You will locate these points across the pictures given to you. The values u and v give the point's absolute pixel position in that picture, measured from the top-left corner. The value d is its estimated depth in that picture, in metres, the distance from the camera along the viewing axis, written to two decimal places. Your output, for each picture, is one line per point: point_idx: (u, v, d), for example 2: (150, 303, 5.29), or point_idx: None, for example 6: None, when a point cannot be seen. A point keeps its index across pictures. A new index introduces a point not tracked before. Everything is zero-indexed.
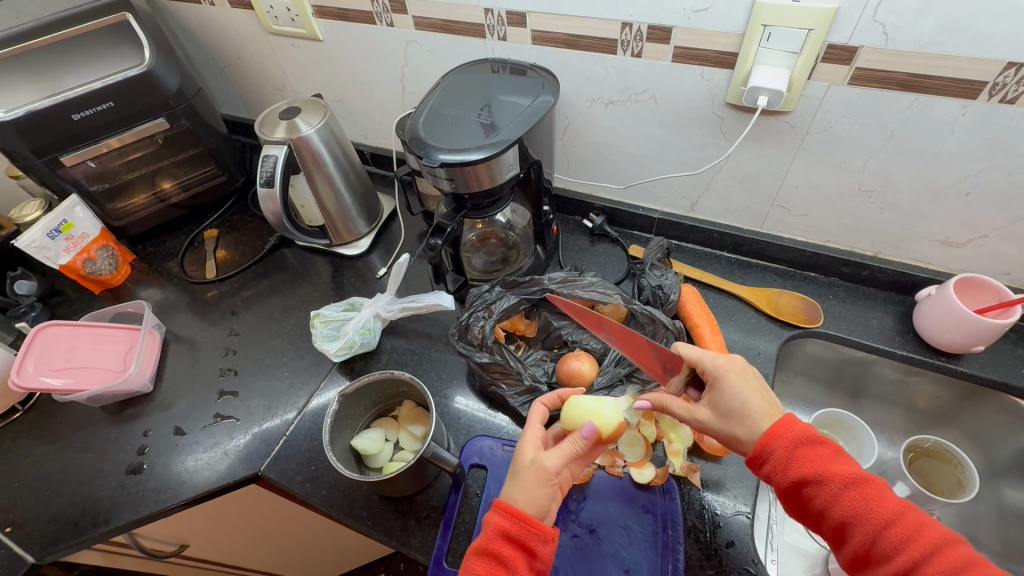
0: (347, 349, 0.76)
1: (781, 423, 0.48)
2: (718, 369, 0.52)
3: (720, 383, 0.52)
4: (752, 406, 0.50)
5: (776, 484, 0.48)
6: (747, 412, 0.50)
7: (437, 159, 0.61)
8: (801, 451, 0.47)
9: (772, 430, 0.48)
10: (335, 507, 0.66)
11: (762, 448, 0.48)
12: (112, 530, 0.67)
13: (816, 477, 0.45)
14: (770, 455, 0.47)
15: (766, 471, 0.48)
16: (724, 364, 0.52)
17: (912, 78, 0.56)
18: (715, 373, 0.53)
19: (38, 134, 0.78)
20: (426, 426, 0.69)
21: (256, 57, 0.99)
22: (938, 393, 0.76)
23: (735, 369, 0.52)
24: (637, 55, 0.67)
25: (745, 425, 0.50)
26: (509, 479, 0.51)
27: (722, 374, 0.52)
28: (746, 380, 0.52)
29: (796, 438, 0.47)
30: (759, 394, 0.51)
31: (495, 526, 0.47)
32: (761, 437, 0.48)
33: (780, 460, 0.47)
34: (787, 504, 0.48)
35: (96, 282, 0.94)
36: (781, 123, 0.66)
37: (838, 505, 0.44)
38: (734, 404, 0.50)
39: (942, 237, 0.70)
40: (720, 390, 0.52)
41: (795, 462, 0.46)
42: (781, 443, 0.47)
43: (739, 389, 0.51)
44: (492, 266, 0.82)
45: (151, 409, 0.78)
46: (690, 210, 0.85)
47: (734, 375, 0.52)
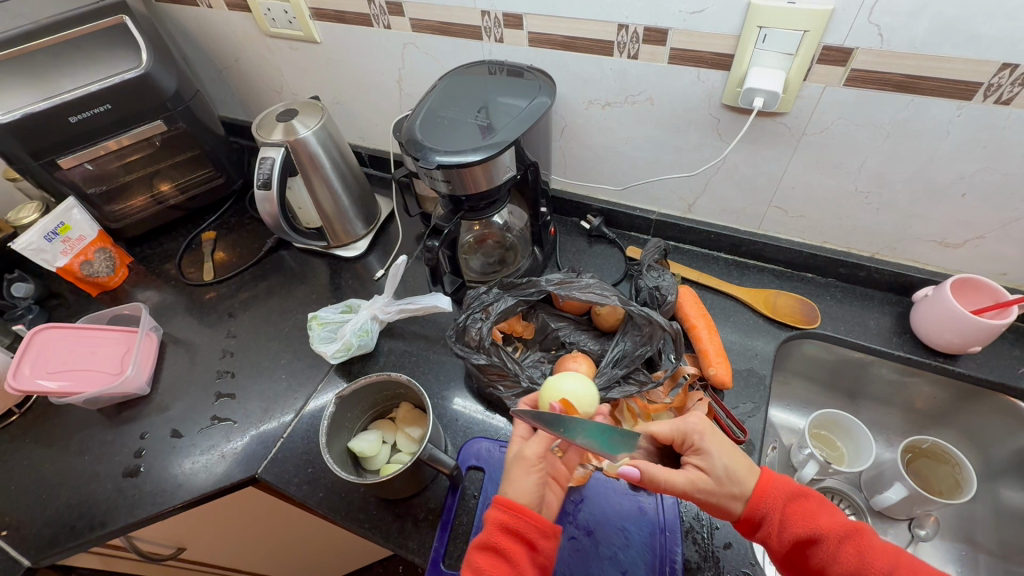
0: (344, 350, 0.76)
1: (767, 480, 0.49)
2: (697, 433, 0.52)
3: (704, 446, 0.51)
4: (737, 467, 0.50)
5: (771, 547, 0.49)
6: (729, 471, 0.50)
7: (434, 160, 0.62)
8: (793, 507, 0.48)
9: (761, 489, 0.49)
10: (332, 509, 0.66)
11: (757, 512, 0.48)
12: (108, 534, 0.67)
13: (813, 536, 0.47)
14: (766, 517, 0.48)
15: (763, 534, 0.49)
16: (700, 424, 0.52)
17: (907, 79, 0.56)
18: (696, 437, 0.52)
19: (34, 137, 0.78)
20: (423, 428, 0.69)
21: (253, 59, 0.99)
22: (936, 393, 0.76)
23: (711, 429, 0.52)
24: (634, 57, 0.67)
25: (734, 487, 0.49)
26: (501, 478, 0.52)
27: (704, 437, 0.52)
28: (720, 441, 0.51)
29: (785, 496, 0.49)
30: (736, 454, 0.51)
31: (492, 521, 0.48)
32: (752, 502, 0.48)
33: (776, 522, 0.48)
34: (782, 561, 0.49)
35: (93, 284, 0.94)
36: (777, 125, 0.66)
37: (837, 562, 0.46)
38: (721, 467, 0.50)
39: (939, 238, 0.70)
40: (704, 453, 0.51)
41: (789, 522, 0.48)
42: (774, 503, 0.48)
43: (719, 450, 0.51)
44: (491, 267, 0.82)
45: (148, 411, 0.78)
46: (687, 212, 0.85)
47: (710, 435, 0.52)
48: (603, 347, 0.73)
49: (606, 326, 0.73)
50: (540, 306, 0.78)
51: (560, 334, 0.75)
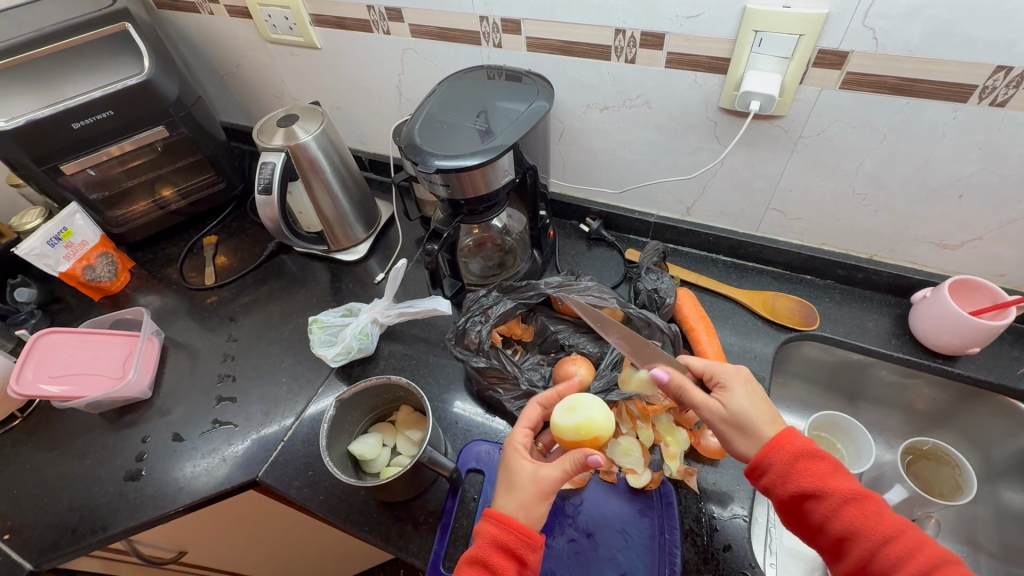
0: (344, 354, 0.76)
1: (783, 435, 0.49)
2: (727, 374, 0.53)
3: (731, 386, 0.52)
4: (756, 411, 0.51)
5: (775, 496, 0.49)
6: (754, 413, 0.51)
7: (433, 164, 0.62)
8: (801, 464, 0.48)
9: (774, 440, 0.49)
10: (332, 512, 0.66)
11: (763, 459, 0.49)
12: (109, 537, 0.67)
13: (817, 491, 0.46)
14: (771, 466, 0.48)
15: (766, 482, 0.49)
16: (734, 370, 0.54)
17: (902, 82, 0.56)
18: (724, 378, 0.53)
19: (37, 143, 0.79)
20: (423, 431, 0.69)
21: (255, 65, 1.00)
22: (936, 395, 0.76)
23: (744, 377, 0.53)
24: (631, 61, 0.67)
25: (748, 427, 0.50)
26: (503, 486, 0.51)
27: (732, 378, 0.53)
28: (752, 389, 0.53)
29: (795, 450, 0.48)
30: (762, 403, 0.52)
31: (488, 536, 0.47)
32: (762, 446, 0.49)
33: (780, 472, 0.48)
34: (784, 515, 0.49)
35: (95, 288, 0.94)
36: (774, 128, 0.67)
37: (837, 520, 0.45)
38: (738, 404, 0.51)
39: (937, 239, 0.70)
40: (728, 392, 0.52)
41: (794, 475, 0.47)
42: (781, 454, 0.48)
43: (745, 394, 0.52)
44: (490, 271, 0.82)
45: (149, 415, 0.79)
46: (686, 214, 0.85)
47: (743, 381, 0.53)
48: (603, 349, 0.73)
49: None
50: (540, 309, 0.78)
51: (559, 336, 0.75)
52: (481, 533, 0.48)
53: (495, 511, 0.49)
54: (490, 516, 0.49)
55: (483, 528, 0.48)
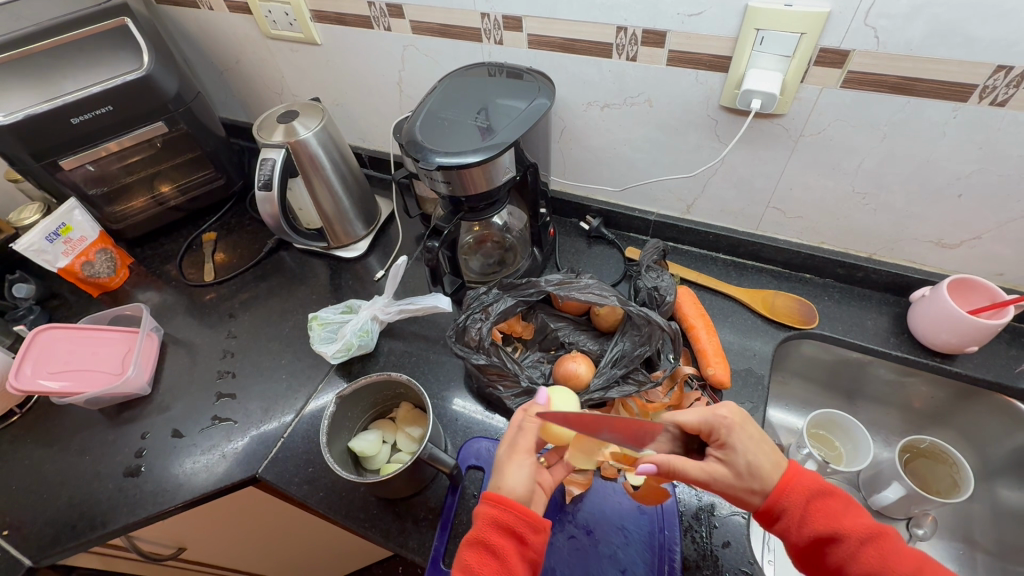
0: (344, 351, 0.76)
1: (794, 475, 0.47)
2: (725, 423, 0.49)
3: (730, 436, 0.48)
4: (760, 461, 0.47)
5: (789, 540, 0.47)
6: (758, 464, 0.47)
7: (434, 161, 0.62)
8: (815, 506, 0.46)
9: (783, 484, 0.47)
10: (332, 509, 0.66)
11: (776, 504, 0.46)
12: (108, 534, 0.67)
13: (835, 535, 0.45)
14: (784, 510, 0.46)
15: (780, 527, 0.47)
16: (729, 415, 0.49)
17: (903, 81, 0.57)
18: (722, 428, 0.49)
19: (37, 138, 0.79)
20: (423, 427, 0.69)
21: (254, 60, 0.99)
22: (934, 393, 0.77)
23: (740, 420, 0.49)
24: (632, 59, 0.67)
25: (755, 483, 0.47)
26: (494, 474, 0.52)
27: (731, 429, 0.49)
28: (751, 433, 0.49)
29: (807, 491, 0.46)
30: (765, 446, 0.49)
31: (485, 513, 0.48)
32: (771, 494, 0.46)
33: (795, 517, 0.46)
34: (799, 558, 0.47)
35: (94, 284, 0.94)
36: (775, 126, 0.67)
37: (857, 564, 0.44)
38: (744, 461, 0.47)
39: (936, 239, 0.71)
40: (729, 447, 0.48)
41: (809, 519, 0.46)
42: (795, 497, 0.46)
43: (746, 445, 0.48)
44: (490, 268, 0.82)
45: (148, 411, 0.79)
46: (686, 213, 0.85)
47: (739, 426, 0.49)
48: (602, 347, 0.73)
49: (606, 327, 0.74)
50: (540, 306, 0.78)
51: (560, 334, 0.75)
52: (480, 514, 0.48)
53: (494, 492, 0.49)
54: (489, 495, 0.49)
55: (486, 507, 0.48)
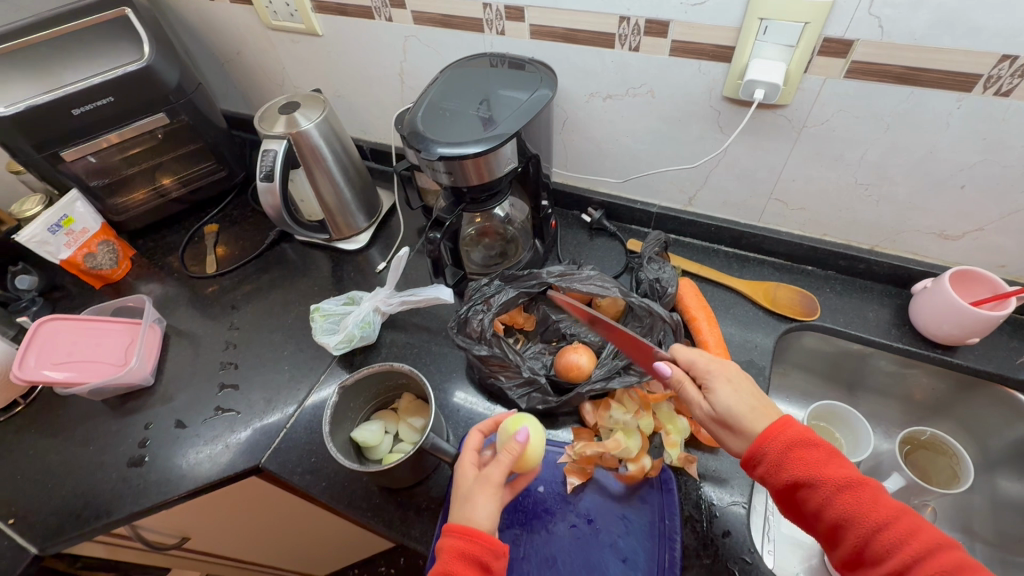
0: (346, 342, 0.77)
1: (778, 427, 0.49)
2: (709, 371, 0.54)
3: (711, 384, 0.53)
4: (740, 406, 0.51)
5: (768, 484, 0.49)
6: (738, 407, 0.51)
7: (436, 151, 0.62)
8: (795, 454, 0.47)
9: (763, 432, 0.49)
10: (335, 498, 0.66)
11: (756, 450, 0.49)
12: (112, 523, 0.68)
13: (811, 481, 0.46)
14: (764, 457, 0.48)
15: (761, 472, 0.49)
16: (717, 368, 0.54)
17: (907, 71, 0.56)
18: (707, 375, 0.54)
19: (39, 130, 0.79)
20: (426, 418, 0.69)
21: (255, 51, 0.99)
22: (934, 384, 0.77)
23: (725, 371, 0.54)
24: (635, 50, 0.67)
25: (736, 425, 0.51)
26: (457, 502, 0.52)
27: (714, 376, 0.54)
28: (735, 382, 0.53)
29: (789, 441, 0.48)
30: (749, 394, 0.52)
31: (453, 549, 0.48)
32: (751, 439, 0.50)
33: (773, 463, 0.48)
34: (780, 500, 0.49)
35: (96, 276, 0.94)
36: (778, 117, 0.66)
37: (831, 508, 0.45)
38: (725, 404, 0.52)
39: (938, 230, 0.70)
40: (713, 393, 0.53)
41: (787, 465, 0.47)
42: (775, 445, 0.48)
43: (729, 390, 0.53)
44: (492, 260, 0.82)
45: (152, 402, 0.79)
46: (688, 205, 0.85)
47: (724, 377, 0.53)
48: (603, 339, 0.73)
49: None
50: (542, 298, 0.77)
51: (562, 325, 0.75)
52: (447, 548, 0.48)
53: (461, 526, 0.50)
54: (452, 530, 0.49)
55: (449, 543, 0.49)
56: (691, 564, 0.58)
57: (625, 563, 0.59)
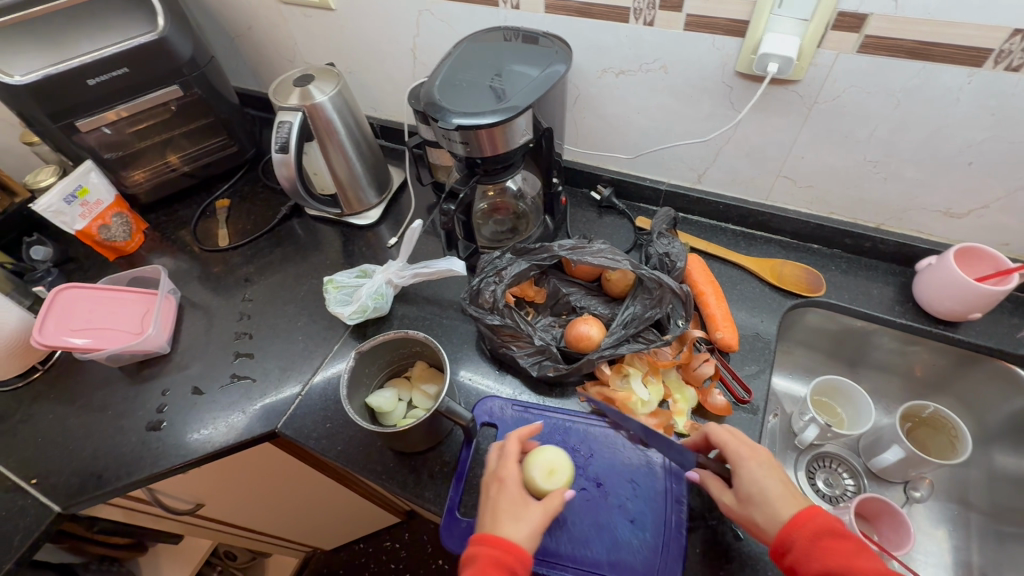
0: (360, 312, 0.78)
1: (810, 512, 0.49)
2: (741, 453, 0.55)
3: (741, 468, 0.54)
4: (772, 491, 0.51)
5: None
6: (766, 491, 0.52)
7: (453, 121, 0.63)
8: (824, 543, 0.47)
9: (793, 519, 0.49)
10: (351, 462, 0.68)
11: (784, 538, 0.48)
12: (133, 483, 0.70)
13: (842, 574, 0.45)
14: (793, 544, 0.48)
15: (789, 563, 0.48)
16: (749, 451, 0.55)
17: (919, 46, 0.57)
18: (738, 458, 0.55)
19: (54, 99, 0.80)
20: (439, 385, 0.71)
21: (267, 26, 0.99)
22: (935, 360, 0.78)
23: (760, 459, 0.54)
24: (650, 24, 0.68)
25: (763, 513, 0.51)
26: (500, 514, 0.54)
27: (746, 461, 0.54)
28: (766, 469, 0.53)
29: (819, 528, 0.48)
30: (779, 483, 0.52)
31: (490, 557, 0.50)
32: (782, 526, 0.49)
33: (803, 551, 0.47)
34: None
35: (110, 248, 0.95)
36: (789, 93, 0.67)
37: None
38: (757, 485, 0.52)
39: (944, 208, 0.72)
40: (742, 477, 0.54)
41: (818, 554, 0.47)
42: (804, 533, 0.48)
43: (758, 473, 0.53)
44: (502, 235, 0.83)
45: (168, 369, 0.80)
46: (696, 182, 0.86)
47: (754, 461, 0.54)
48: (613, 311, 0.75)
49: (617, 292, 0.75)
50: (552, 272, 0.79)
51: (572, 299, 0.77)
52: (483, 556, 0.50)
53: (506, 540, 0.51)
54: (487, 539, 0.51)
55: (478, 552, 0.50)
56: (696, 525, 0.60)
57: (633, 524, 0.60)
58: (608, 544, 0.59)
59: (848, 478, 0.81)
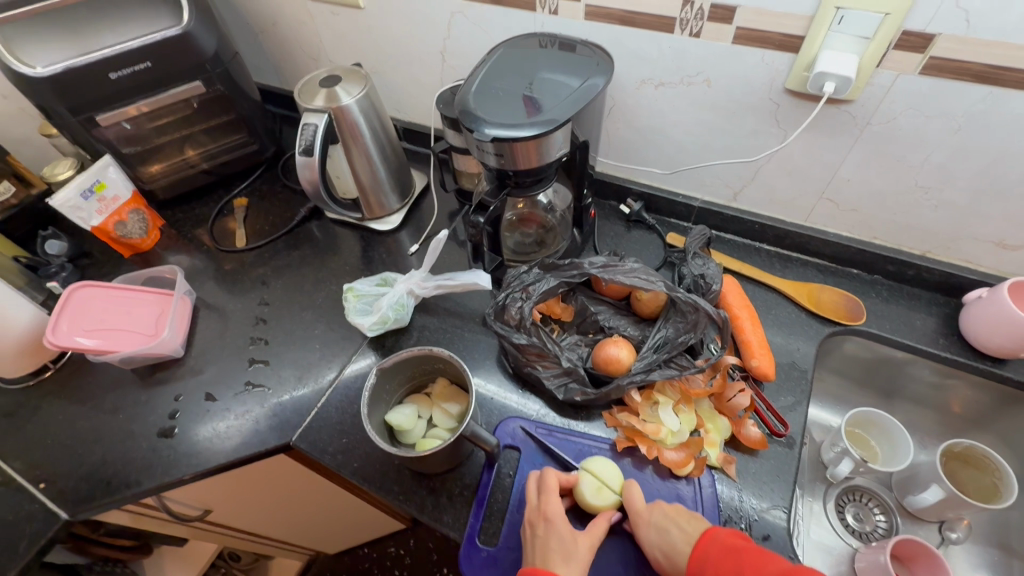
0: (380, 324, 0.75)
1: (700, 546, 0.52)
2: (636, 512, 0.57)
3: (638, 530, 0.56)
4: (670, 539, 0.53)
5: None
6: (670, 537, 0.53)
7: (488, 132, 0.60)
8: (724, 564, 0.50)
9: (693, 551, 0.52)
10: (368, 480, 0.66)
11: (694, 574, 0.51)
12: (142, 492, 0.68)
13: None
14: None
15: None
16: (641, 509, 0.57)
17: (988, 69, 0.54)
18: (636, 517, 0.57)
19: (72, 92, 0.78)
20: (462, 405, 0.68)
21: (292, 23, 0.97)
22: (977, 397, 0.75)
23: (652, 512, 0.56)
24: (696, 36, 0.64)
25: (675, 562, 0.52)
26: (551, 548, 0.53)
27: (642, 519, 0.56)
28: (664, 517, 0.56)
29: (714, 557, 0.51)
30: (677, 524, 0.55)
31: None
32: (688, 562, 0.51)
33: None
34: None
35: (126, 244, 0.93)
36: (841, 113, 0.64)
37: None
38: (657, 543, 0.54)
39: (997, 239, 0.68)
40: (643, 540, 0.55)
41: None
42: (706, 561, 0.51)
43: (654, 527, 0.55)
44: (527, 248, 0.80)
45: (181, 373, 0.78)
46: (732, 200, 0.83)
47: (647, 517, 0.56)
48: (643, 333, 0.72)
49: (647, 313, 0.72)
50: (579, 289, 0.77)
51: (600, 317, 0.74)
52: None
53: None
54: (539, 573, 0.50)
55: None
56: None
57: None
58: None
59: (879, 514, 0.78)
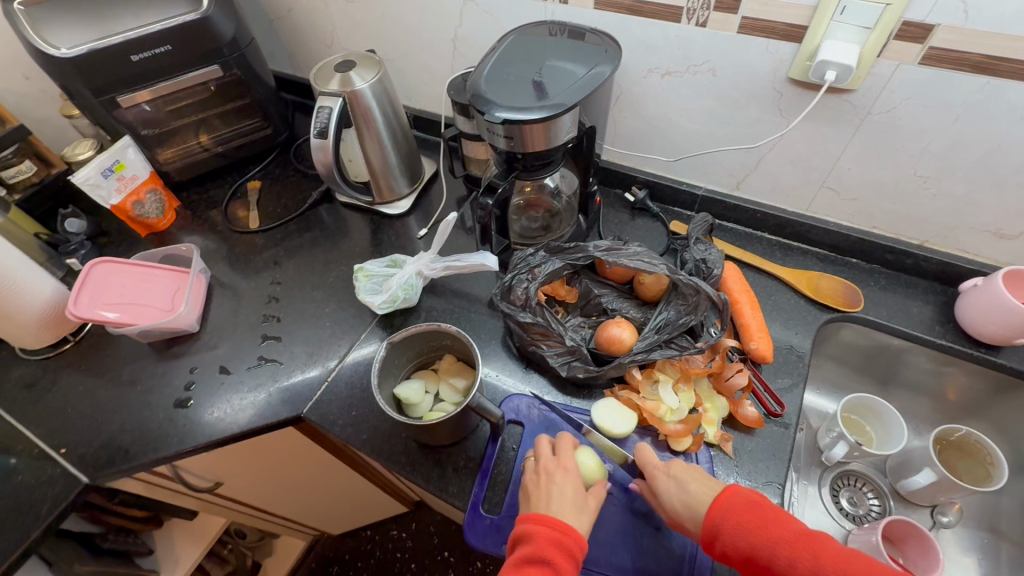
0: (390, 302, 0.78)
1: (722, 497, 0.52)
2: (653, 468, 0.58)
3: (656, 484, 0.57)
4: (690, 495, 0.54)
5: (732, 562, 0.50)
6: (691, 493, 0.54)
7: (498, 115, 0.62)
8: (745, 521, 0.50)
9: (712, 505, 0.52)
10: (376, 450, 0.68)
11: (711, 526, 0.51)
12: (159, 459, 0.70)
13: (768, 545, 0.48)
14: (720, 530, 0.51)
15: (719, 550, 0.51)
16: (657, 465, 0.58)
17: (986, 60, 0.55)
18: (652, 471, 0.58)
19: (95, 74, 0.80)
20: (468, 380, 0.70)
21: (307, 10, 0.99)
22: (971, 384, 0.76)
23: (669, 469, 0.57)
24: (702, 25, 0.66)
25: (692, 515, 0.53)
26: (559, 499, 0.55)
27: (659, 475, 0.57)
28: (683, 475, 0.56)
29: (736, 507, 0.51)
30: (697, 482, 0.55)
31: (547, 538, 0.52)
32: (706, 517, 0.52)
33: (728, 534, 0.50)
34: None
35: (143, 224, 0.96)
36: (842, 102, 0.66)
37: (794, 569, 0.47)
38: (676, 498, 0.55)
39: (993, 228, 0.70)
40: (660, 494, 0.56)
41: (743, 532, 0.50)
42: (725, 515, 0.51)
43: (673, 484, 0.55)
44: (533, 232, 0.83)
45: (196, 348, 0.81)
46: (735, 189, 0.85)
47: (664, 473, 0.57)
48: (645, 315, 0.74)
49: (649, 296, 0.74)
50: (584, 272, 0.78)
51: (603, 300, 0.76)
52: (541, 535, 0.52)
53: (565, 524, 0.53)
54: (547, 521, 0.53)
55: (540, 532, 0.52)
56: None
57: (660, 532, 0.60)
58: (631, 549, 0.59)
59: (873, 498, 0.80)
